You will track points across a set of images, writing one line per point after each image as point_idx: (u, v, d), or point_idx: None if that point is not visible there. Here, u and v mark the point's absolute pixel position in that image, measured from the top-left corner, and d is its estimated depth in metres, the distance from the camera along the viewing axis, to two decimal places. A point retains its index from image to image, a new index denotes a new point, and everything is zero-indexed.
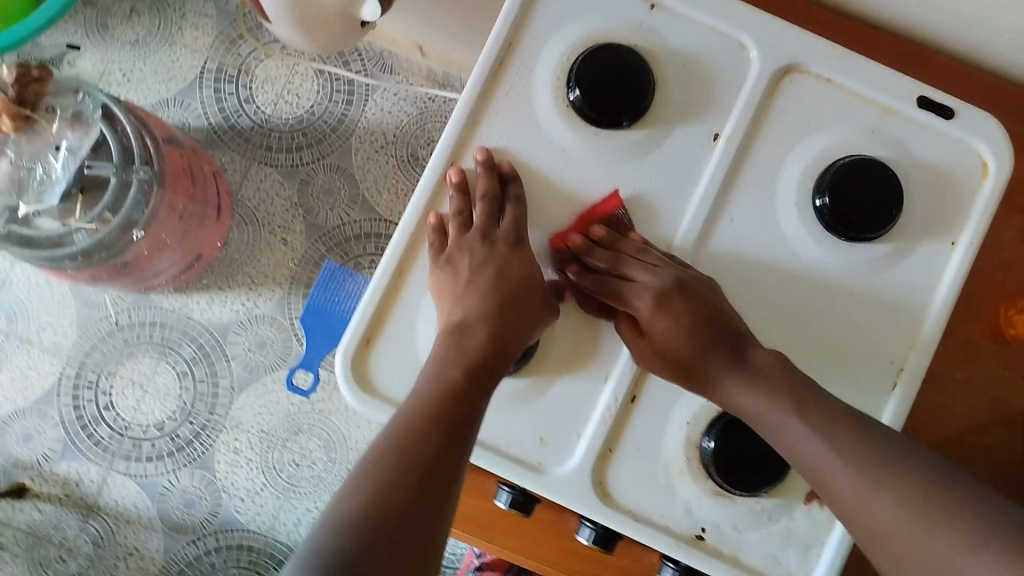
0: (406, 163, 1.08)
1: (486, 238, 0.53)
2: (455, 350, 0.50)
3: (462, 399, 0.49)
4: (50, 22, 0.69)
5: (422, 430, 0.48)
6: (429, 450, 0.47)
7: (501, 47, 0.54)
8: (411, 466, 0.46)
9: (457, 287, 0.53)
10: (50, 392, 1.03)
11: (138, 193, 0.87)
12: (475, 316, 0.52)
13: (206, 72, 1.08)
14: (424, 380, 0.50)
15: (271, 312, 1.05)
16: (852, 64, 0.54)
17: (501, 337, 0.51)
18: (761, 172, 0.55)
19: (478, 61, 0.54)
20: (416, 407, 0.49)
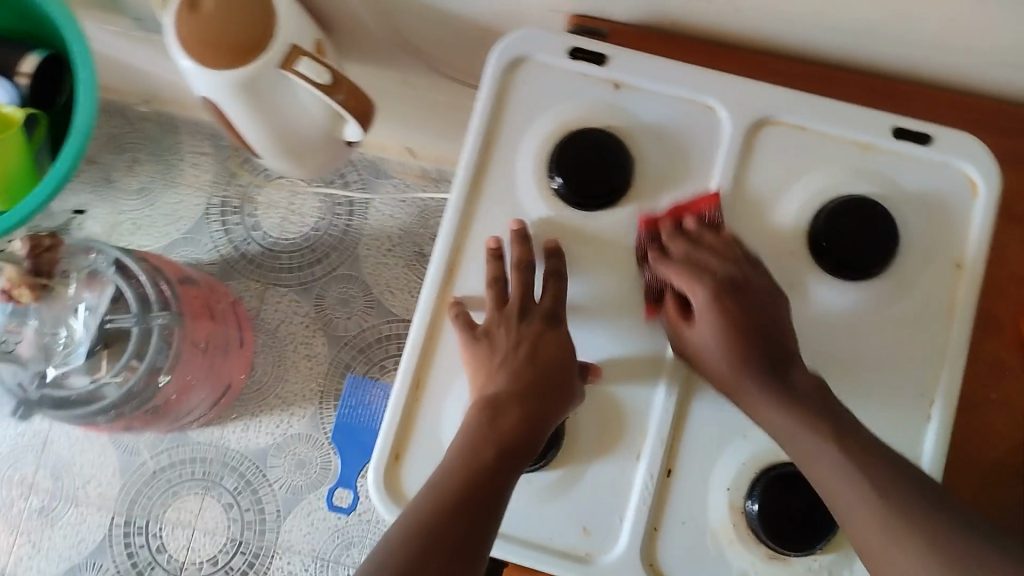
0: (414, 262, 1.10)
1: (524, 316, 0.53)
2: (485, 421, 0.50)
3: (494, 473, 0.48)
4: (51, 197, 0.72)
5: (447, 503, 0.47)
6: (457, 526, 0.46)
7: (479, 151, 0.56)
8: (434, 543, 0.46)
9: (490, 364, 0.52)
10: (101, 544, 1.04)
11: (159, 339, 0.90)
12: (507, 393, 0.51)
13: (211, 207, 1.11)
14: (454, 458, 0.49)
15: (306, 429, 1.06)
16: (822, 109, 0.55)
17: (532, 410, 0.51)
18: (755, 227, 0.55)
19: (458, 168, 0.56)
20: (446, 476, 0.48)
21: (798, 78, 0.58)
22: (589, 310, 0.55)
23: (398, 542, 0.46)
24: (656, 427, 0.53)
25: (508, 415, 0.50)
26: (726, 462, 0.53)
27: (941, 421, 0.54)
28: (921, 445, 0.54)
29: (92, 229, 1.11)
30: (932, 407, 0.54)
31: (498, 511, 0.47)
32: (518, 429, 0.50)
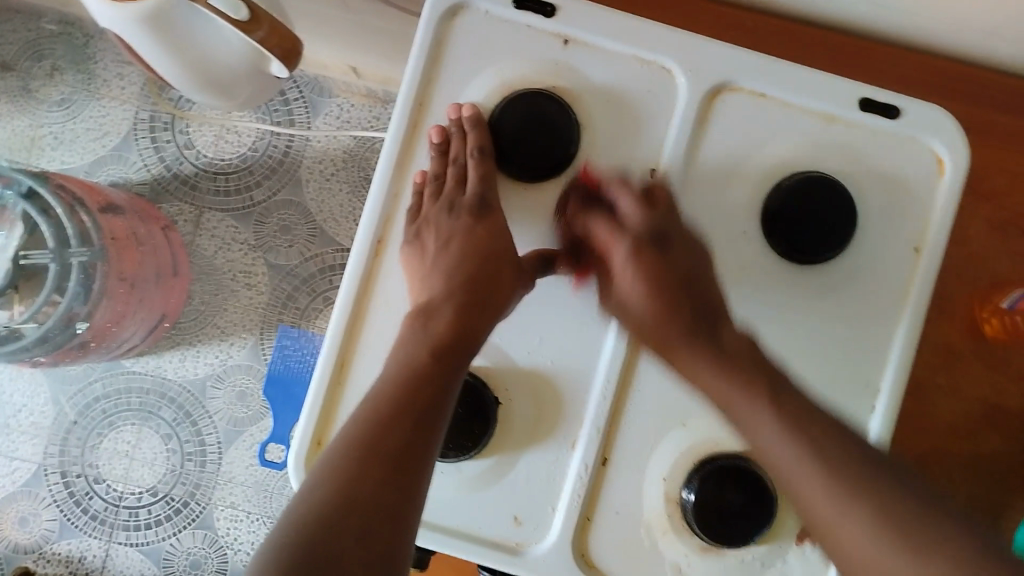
0: (360, 187, 1.02)
1: (452, 210, 0.52)
2: (405, 366, 0.47)
3: (432, 383, 0.47)
4: None
5: (387, 415, 0.45)
6: (399, 432, 0.45)
7: (411, 114, 0.52)
8: (377, 454, 0.44)
9: (426, 264, 0.51)
10: (37, 473, 1.01)
11: (80, 277, 0.83)
12: (442, 296, 0.51)
13: (139, 121, 1.02)
14: (392, 367, 0.48)
15: (246, 360, 1.02)
16: (786, 75, 0.51)
17: (455, 351, 0.48)
18: (704, 202, 0.51)
19: (388, 134, 0.52)
20: (363, 424, 0.45)
21: (761, 39, 0.54)
22: (536, 202, 0.52)
23: (340, 457, 0.44)
24: (593, 413, 0.51)
25: (423, 357, 0.47)
26: (664, 450, 0.51)
27: (898, 361, 0.51)
28: (872, 413, 0.51)
29: (6, 146, 1.02)
30: (892, 345, 0.52)
31: (444, 409, 0.46)
32: (439, 371, 0.47)
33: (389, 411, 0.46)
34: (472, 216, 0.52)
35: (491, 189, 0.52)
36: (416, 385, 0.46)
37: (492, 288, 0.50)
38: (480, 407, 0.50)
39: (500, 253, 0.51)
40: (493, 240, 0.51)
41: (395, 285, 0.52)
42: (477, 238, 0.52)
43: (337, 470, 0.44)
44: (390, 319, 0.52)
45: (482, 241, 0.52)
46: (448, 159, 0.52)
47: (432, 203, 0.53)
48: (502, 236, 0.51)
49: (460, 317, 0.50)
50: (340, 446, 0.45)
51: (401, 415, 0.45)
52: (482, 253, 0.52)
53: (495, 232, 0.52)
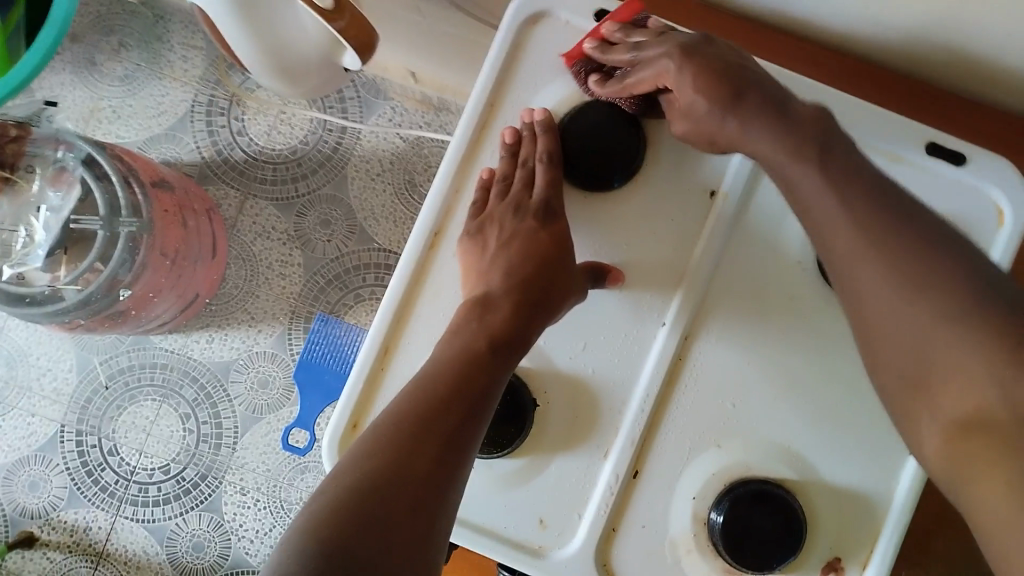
0: (404, 191, 1.03)
1: (518, 210, 0.52)
2: (459, 352, 0.48)
3: (486, 371, 0.47)
4: (30, 78, 0.65)
5: (441, 395, 0.46)
6: (453, 415, 0.45)
7: (482, 112, 0.53)
8: (432, 430, 0.44)
9: (483, 259, 0.52)
10: (53, 439, 1.02)
11: (125, 248, 0.84)
12: (498, 291, 0.51)
13: (196, 104, 1.04)
14: (445, 350, 0.49)
15: (273, 349, 1.02)
16: (855, 111, 0.52)
17: (506, 344, 0.49)
18: (765, 225, 0.52)
19: (457, 130, 0.53)
20: (413, 401, 0.46)
21: (836, 76, 0.57)
22: (594, 210, 0.53)
23: (392, 427, 0.44)
24: (630, 425, 0.51)
25: (477, 345, 0.48)
26: (696, 471, 0.50)
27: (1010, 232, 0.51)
28: None
29: (67, 114, 1.04)
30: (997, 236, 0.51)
31: (493, 399, 0.47)
32: (492, 361, 0.48)
33: (438, 393, 0.46)
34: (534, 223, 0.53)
35: (556, 196, 0.52)
36: (468, 371, 0.47)
37: (545, 292, 0.50)
38: (519, 407, 0.50)
39: (556, 260, 0.51)
40: (551, 248, 0.51)
41: (451, 276, 0.53)
42: (539, 242, 0.52)
43: (389, 439, 0.43)
44: (439, 309, 0.52)
45: (545, 245, 0.52)
46: (517, 160, 0.53)
47: (498, 203, 0.53)
48: (562, 246, 0.52)
49: (513, 315, 0.50)
50: (387, 421, 0.45)
51: (452, 398, 0.46)
52: (539, 258, 0.52)
53: (555, 241, 0.52)
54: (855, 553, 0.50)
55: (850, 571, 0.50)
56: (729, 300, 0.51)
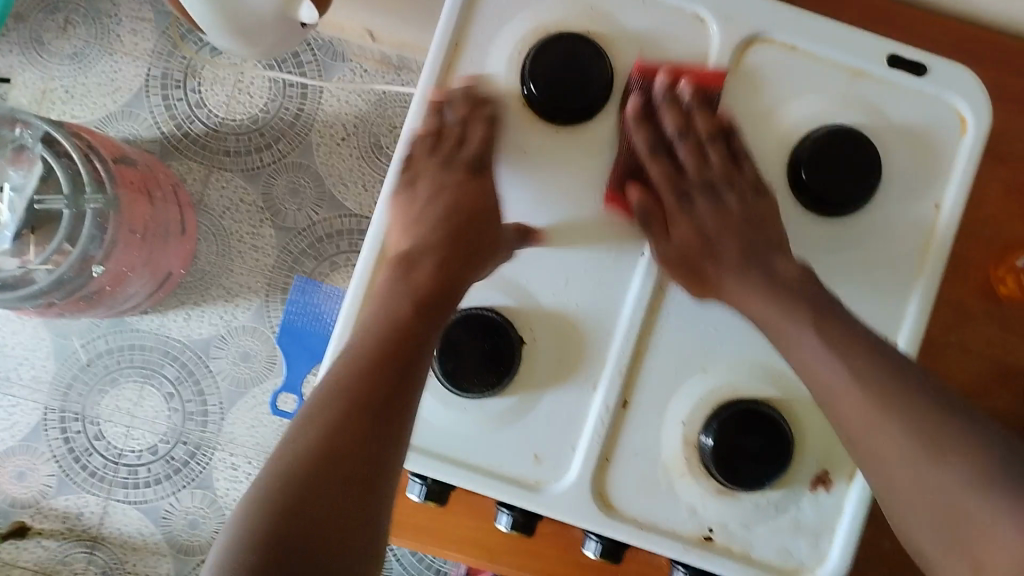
0: (370, 153, 1.03)
1: (447, 167, 0.54)
2: (386, 321, 0.49)
3: (412, 335, 0.48)
4: None
5: (370, 364, 0.47)
6: (382, 381, 0.46)
7: (440, 74, 0.52)
8: (363, 401, 0.46)
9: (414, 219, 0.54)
10: (36, 428, 1.01)
11: (93, 226, 0.82)
12: (420, 249, 0.53)
13: (151, 78, 1.02)
14: (374, 319, 0.50)
15: (251, 322, 1.02)
16: (818, 30, 0.52)
17: (435, 305, 0.50)
18: (736, 149, 0.52)
19: (421, 80, 0.52)
20: (346, 375, 0.47)
21: None
22: (568, 141, 0.52)
23: (327, 406, 0.46)
24: (616, 359, 0.51)
25: (405, 313, 0.49)
26: (682, 398, 0.51)
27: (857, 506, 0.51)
28: (927, 244, 0.52)
29: (21, 93, 1.02)
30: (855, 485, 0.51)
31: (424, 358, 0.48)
32: (419, 323, 0.49)
33: (370, 364, 0.47)
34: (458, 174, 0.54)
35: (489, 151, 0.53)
36: (400, 337, 0.48)
37: (474, 249, 0.52)
38: (496, 352, 0.50)
39: (482, 216, 0.53)
40: (478, 200, 0.53)
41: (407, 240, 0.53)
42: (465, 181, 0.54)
43: (323, 419, 0.45)
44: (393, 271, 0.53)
45: (471, 198, 0.53)
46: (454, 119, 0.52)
47: (429, 157, 0.55)
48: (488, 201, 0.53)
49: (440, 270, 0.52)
50: (322, 400, 0.46)
51: (383, 368, 0.47)
52: (470, 211, 0.53)
53: (482, 193, 0.53)
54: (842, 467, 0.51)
55: (838, 483, 0.51)
56: None
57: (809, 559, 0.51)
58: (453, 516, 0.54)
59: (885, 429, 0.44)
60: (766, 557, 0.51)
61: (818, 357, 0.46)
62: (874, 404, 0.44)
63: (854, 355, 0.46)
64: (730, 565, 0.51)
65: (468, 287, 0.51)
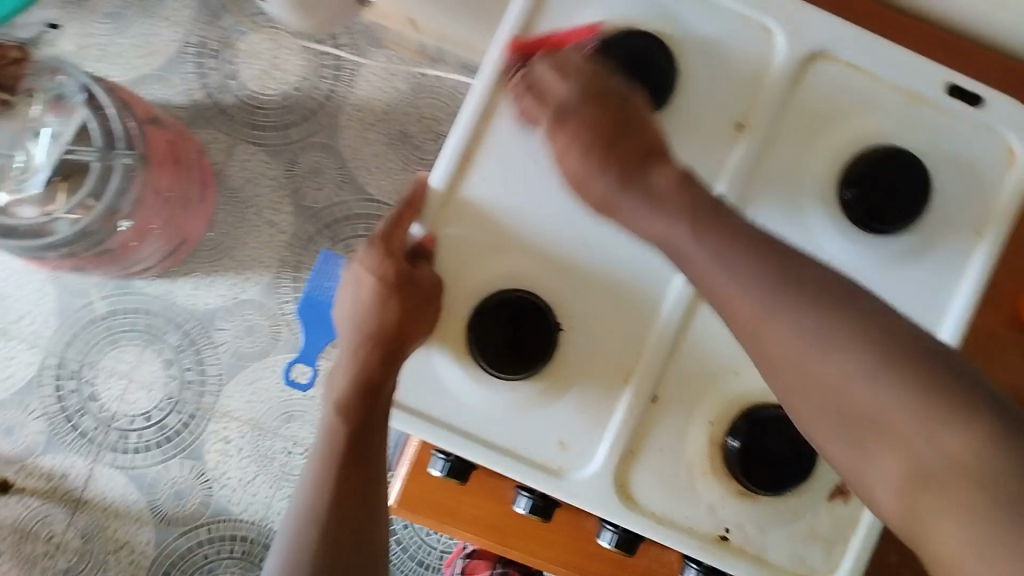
0: (396, 141, 1.03)
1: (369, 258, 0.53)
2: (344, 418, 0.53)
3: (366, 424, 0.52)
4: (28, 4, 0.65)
5: (340, 460, 0.53)
6: (349, 473, 0.53)
7: (462, 150, 0.51)
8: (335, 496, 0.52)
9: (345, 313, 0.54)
10: (30, 382, 1.00)
11: (121, 181, 0.82)
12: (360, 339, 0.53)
13: (187, 44, 1.02)
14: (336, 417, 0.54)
15: (260, 297, 1.01)
16: (881, 50, 0.52)
17: (374, 394, 0.51)
18: (791, 158, 0.53)
19: (476, 87, 0.52)
20: (318, 491, 0.53)
21: (860, 14, 0.56)
22: None
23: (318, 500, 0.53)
24: (652, 352, 0.51)
25: (354, 420, 0.52)
26: (713, 399, 0.51)
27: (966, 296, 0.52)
28: (966, 271, 0.53)
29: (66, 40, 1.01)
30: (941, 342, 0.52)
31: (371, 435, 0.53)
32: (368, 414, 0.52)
33: (337, 470, 0.53)
34: (376, 277, 0.52)
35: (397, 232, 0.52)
36: (354, 439, 0.53)
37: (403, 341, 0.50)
38: (519, 340, 0.50)
39: (405, 291, 0.50)
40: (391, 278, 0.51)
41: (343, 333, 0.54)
42: (391, 279, 0.51)
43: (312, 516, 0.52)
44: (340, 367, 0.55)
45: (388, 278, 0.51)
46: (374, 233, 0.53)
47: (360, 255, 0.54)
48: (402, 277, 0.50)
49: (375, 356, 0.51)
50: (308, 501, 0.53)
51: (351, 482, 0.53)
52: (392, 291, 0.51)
53: (393, 268, 0.51)
54: None
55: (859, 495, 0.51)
56: (754, 226, 0.52)
57: (824, 570, 0.51)
58: (469, 494, 0.54)
59: (777, 327, 0.41)
60: (781, 563, 0.51)
61: (705, 264, 0.43)
62: (758, 308, 0.41)
63: (751, 270, 0.42)
64: (744, 567, 0.50)
65: (510, 265, 0.51)
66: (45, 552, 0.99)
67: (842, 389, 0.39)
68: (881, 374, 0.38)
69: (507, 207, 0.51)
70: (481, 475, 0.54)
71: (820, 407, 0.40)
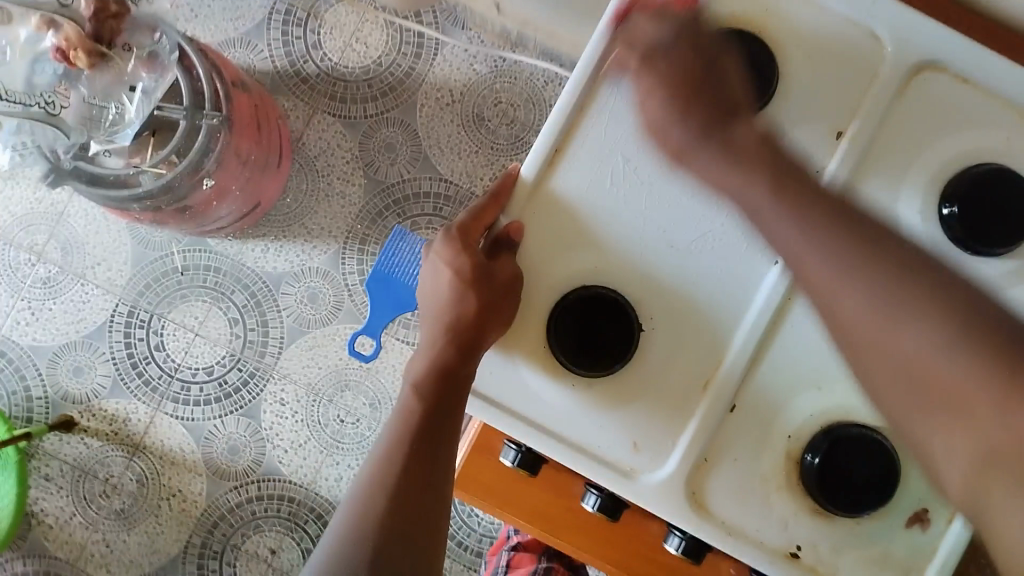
0: (471, 122, 1.03)
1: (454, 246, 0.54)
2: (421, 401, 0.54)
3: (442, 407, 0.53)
4: None
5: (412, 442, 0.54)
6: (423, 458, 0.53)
7: (554, 141, 0.52)
8: (404, 478, 0.53)
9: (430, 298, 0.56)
10: (101, 327, 1.03)
11: (205, 140, 0.84)
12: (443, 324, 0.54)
13: (275, 12, 1.04)
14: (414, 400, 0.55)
15: (325, 266, 1.03)
16: (993, 67, 0.51)
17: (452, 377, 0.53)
18: (888, 174, 0.52)
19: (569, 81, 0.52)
20: (388, 465, 0.54)
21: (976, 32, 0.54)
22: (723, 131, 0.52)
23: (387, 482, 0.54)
24: (731, 360, 0.51)
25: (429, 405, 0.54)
26: (794, 414, 0.51)
27: None
28: None
29: None
30: None
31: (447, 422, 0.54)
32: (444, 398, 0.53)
33: (410, 449, 0.54)
34: (456, 272, 0.54)
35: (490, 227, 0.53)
36: (426, 422, 0.54)
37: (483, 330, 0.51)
38: (593, 340, 0.51)
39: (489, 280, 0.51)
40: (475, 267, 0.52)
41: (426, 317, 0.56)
42: (474, 273, 0.52)
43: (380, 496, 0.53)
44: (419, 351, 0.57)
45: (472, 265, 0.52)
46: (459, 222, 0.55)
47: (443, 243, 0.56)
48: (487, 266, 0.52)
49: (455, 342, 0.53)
50: (377, 482, 0.54)
51: (423, 463, 0.53)
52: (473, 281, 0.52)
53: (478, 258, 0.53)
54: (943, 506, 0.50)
55: (935, 524, 0.50)
56: None
57: None
58: (539, 487, 0.55)
59: (848, 291, 0.40)
60: None
61: (778, 219, 0.44)
62: (814, 249, 0.42)
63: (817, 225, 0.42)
64: None
65: (593, 262, 0.51)
66: (102, 491, 1.03)
67: (914, 360, 0.38)
68: (953, 346, 0.36)
69: (590, 206, 0.52)
70: (552, 471, 0.55)
71: (889, 380, 0.39)
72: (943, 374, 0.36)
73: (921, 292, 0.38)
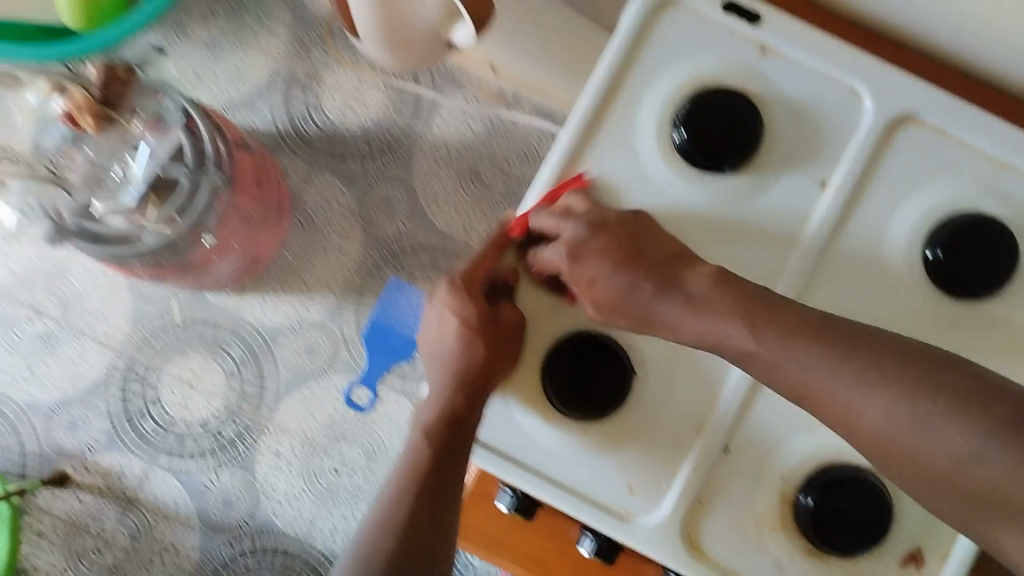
0: (466, 177, 1.06)
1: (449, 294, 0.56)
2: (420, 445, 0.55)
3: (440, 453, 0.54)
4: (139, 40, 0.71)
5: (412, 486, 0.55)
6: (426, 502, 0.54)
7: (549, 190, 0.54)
8: (405, 521, 0.54)
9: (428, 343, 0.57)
10: (97, 382, 1.04)
11: (207, 197, 0.85)
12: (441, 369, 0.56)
13: (277, 74, 1.07)
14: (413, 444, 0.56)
15: (323, 319, 1.04)
16: (971, 120, 0.53)
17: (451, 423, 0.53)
18: (873, 222, 0.54)
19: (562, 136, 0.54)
20: (389, 510, 0.55)
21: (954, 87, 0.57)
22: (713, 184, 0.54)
23: (389, 526, 0.54)
24: (726, 403, 0.52)
25: (427, 449, 0.54)
26: (787, 457, 0.52)
27: None
28: None
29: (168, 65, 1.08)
30: None
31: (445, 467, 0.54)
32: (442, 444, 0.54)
33: (410, 494, 0.55)
34: (455, 316, 0.55)
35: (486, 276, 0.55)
36: (428, 468, 0.54)
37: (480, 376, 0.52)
38: (589, 384, 0.52)
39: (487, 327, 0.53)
40: (473, 314, 0.54)
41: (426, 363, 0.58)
42: (472, 321, 0.53)
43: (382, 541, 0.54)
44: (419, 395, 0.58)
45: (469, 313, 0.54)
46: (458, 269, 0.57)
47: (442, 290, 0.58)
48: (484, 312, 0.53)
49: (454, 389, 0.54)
50: (378, 526, 0.54)
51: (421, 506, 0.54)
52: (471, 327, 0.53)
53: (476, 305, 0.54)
54: (936, 548, 0.51)
55: (930, 564, 0.51)
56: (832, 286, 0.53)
57: None
58: (535, 533, 0.55)
59: (866, 406, 0.43)
60: None
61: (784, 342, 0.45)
62: (818, 376, 0.44)
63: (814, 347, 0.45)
64: None
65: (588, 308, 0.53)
66: (94, 547, 1.02)
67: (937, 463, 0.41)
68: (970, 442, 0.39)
69: None
70: (548, 515, 0.56)
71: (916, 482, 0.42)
72: (995, 486, 0.39)
73: (932, 398, 0.41)
